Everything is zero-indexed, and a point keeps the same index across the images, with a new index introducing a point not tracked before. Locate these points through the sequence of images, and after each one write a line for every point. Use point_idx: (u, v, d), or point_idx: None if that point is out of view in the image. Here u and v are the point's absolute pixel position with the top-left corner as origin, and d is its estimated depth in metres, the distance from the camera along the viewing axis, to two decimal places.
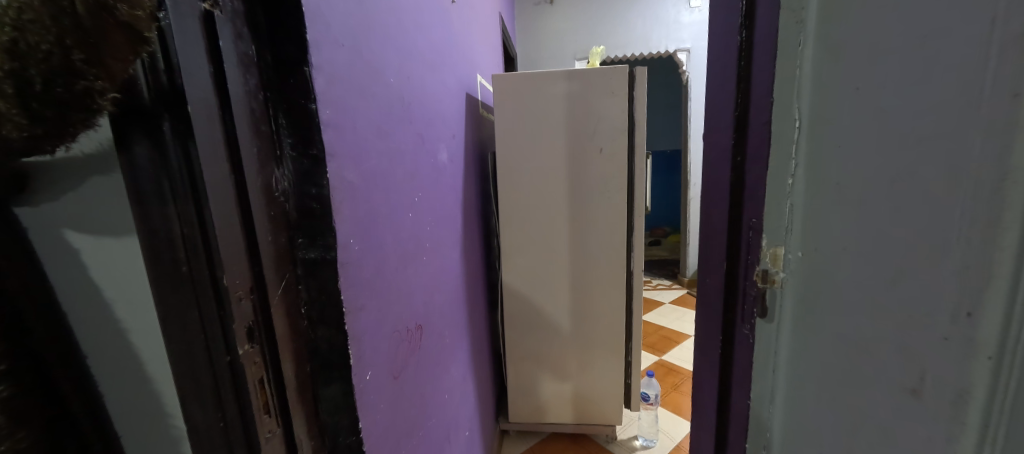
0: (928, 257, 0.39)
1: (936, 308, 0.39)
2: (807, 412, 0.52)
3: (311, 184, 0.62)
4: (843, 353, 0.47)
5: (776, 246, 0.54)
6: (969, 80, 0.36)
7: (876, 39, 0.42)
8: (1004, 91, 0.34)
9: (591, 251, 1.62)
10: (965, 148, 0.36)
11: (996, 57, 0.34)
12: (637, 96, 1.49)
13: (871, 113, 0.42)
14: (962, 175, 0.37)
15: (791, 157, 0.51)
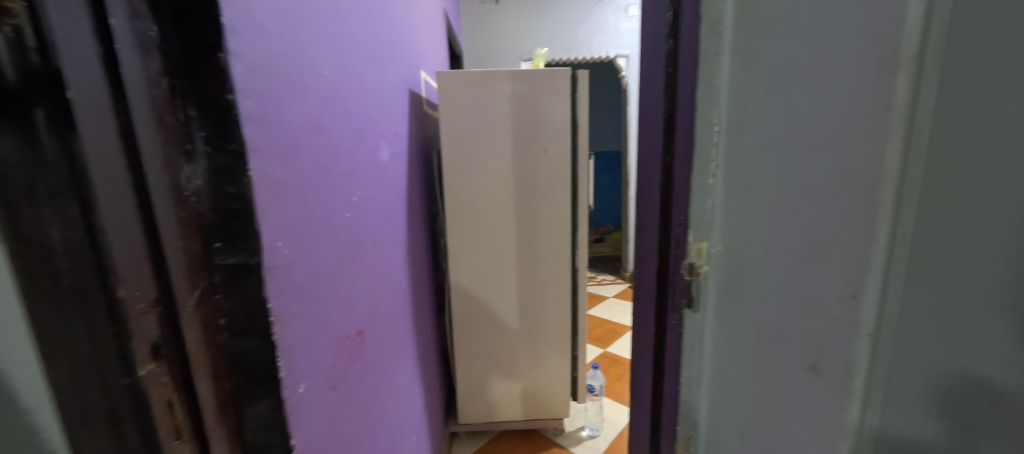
0: (823, 247, 0.44)
1: (828, 293, 0.44)
2: (729, 392, 0.57)
3: (230, 183, 0.58)
4: (757, 338, 0.51)
5: (699, 241, 0.57)
6: (854, 92, 0.41)
7: (784, 53, 0.46)
8: (880, 102, 0.39)
9: (537, 249, 1.64)
10: (852, 152, 0.41)
11: (875, 71, 0.39)
12: (580, 98, 1.53)
13: (779, 119, 0.47)
14: (852, 174, 0.42)
15: (712, 158, 0.55)
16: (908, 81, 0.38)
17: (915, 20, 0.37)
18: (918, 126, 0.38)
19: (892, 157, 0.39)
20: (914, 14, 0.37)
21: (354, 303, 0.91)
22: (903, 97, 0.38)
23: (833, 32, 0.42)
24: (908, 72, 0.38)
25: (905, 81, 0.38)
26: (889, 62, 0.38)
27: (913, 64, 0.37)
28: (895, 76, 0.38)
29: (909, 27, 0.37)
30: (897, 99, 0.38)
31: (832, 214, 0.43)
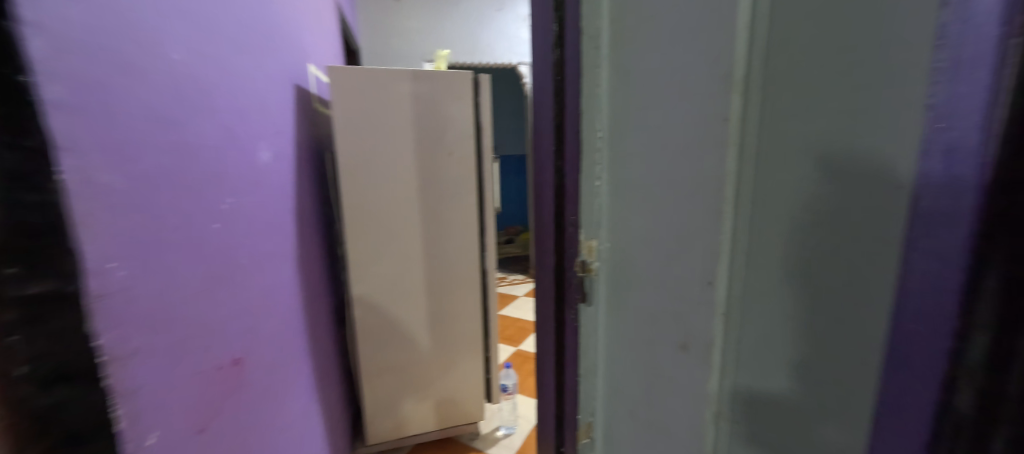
0: (691, 238, 0.51)
1: (692, 280, 0.51)
2: (624, 373, 0.62)
3: (27, 190, 0.45)
4: (642, 321, 0.58)
5: (590, 239, 0.61)
6: (704, 104, 0.48)
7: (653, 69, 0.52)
8: (721, 114, 0.46)
9: (443, 252, 1.62)
10: (705, 157, 0.48)
11: (719, 87, 0.46)
12: (482, 102, 1.54)
13: (651, 128, 0.53)
14: (706, 176, 0.48)
15: (597, 162, 0.59)
16: (739, 97, 0.45)
17: (741, 47, 0.44)
18: (750, 132, 0.46)
19: (731, 162, 0.46)
20: (740, 42, 0.44)
21: (227, 328, 0.83)
22: (739, 111, 0.45)
23: (688, 52, 0.48)
24: (739, 89, 0.45)
25: (737, 97, 0.45)
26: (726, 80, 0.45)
27: (741, 83, 0.45)
28: (731, 92, 0.45)
29: (737, 52, 0.44)
30: (733, 112, 0.45)
31: (694, 209, 0.50)
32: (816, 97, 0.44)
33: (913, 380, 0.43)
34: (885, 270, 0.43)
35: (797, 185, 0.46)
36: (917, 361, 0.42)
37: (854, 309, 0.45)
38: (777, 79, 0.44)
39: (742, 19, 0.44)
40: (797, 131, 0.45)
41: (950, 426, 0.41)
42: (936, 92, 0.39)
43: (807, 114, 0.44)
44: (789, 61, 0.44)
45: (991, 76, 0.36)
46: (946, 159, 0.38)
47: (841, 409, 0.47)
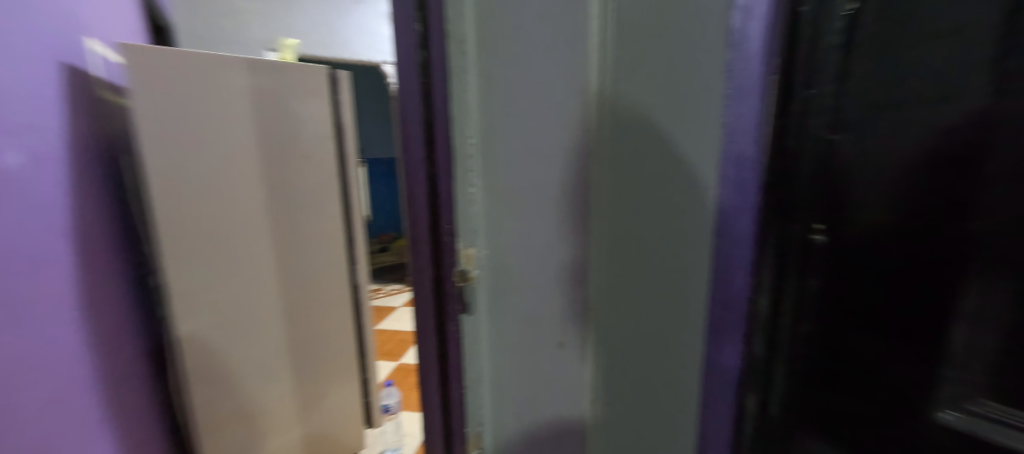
0: (562, 234, 0.55)
1: (568, 276, 0.56)
2: (510, 377, 0.63)
3: None
4: (526, 323, 0.59)
5: (467, 247, 0.59)
6: (568, 114, 0.52)
7: (523, 77, 0.53)
8: (586, 124, 0.51)
9: (303, 270, 1.45)
10: (574, 163, 0.53)
11: (583, 101, 0.51)
12: (341, 101, 1.46)
13: (522, 134, 0.54)
14: (574, 182, 0.53)
15: (471, 168, 0.57)
16: (596, 105, 0.50)
17: (596, 60, 0.50)
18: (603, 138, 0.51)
19: (596, 168, 0.52)
20: (595, 58, 0.50)
21: None
22: (598, 118, 0.51)
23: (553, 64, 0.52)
24: (596, 98, 0.50)
25: (595, 105, 0.50)
26: (582, 90, 0.51)
27: (597, 93, 0.50)
28: (588, 100, 0.50)
29: (592, 65, 0.50)
30: (591, 118, 0.51)
31: (563, 207, 0.54)
32: (647, 109, 0.50)
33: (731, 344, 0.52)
34: (701, 255, 0.51)
35: (636, 184, 0.52)
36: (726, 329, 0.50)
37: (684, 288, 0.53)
38: (623, 89, 0.50)
39: (595, 37, 0.49)
40: (635, 136, 0.51)
41: (746, 382, 0.50)
42: (728, 112, 0.47)
43: (644, 124, 0.50)
44: (630, 74, 0.50)
45: (758, 100, 0.44)
46: (734, 167, 0.47)
47: (678, 376, 0.55)
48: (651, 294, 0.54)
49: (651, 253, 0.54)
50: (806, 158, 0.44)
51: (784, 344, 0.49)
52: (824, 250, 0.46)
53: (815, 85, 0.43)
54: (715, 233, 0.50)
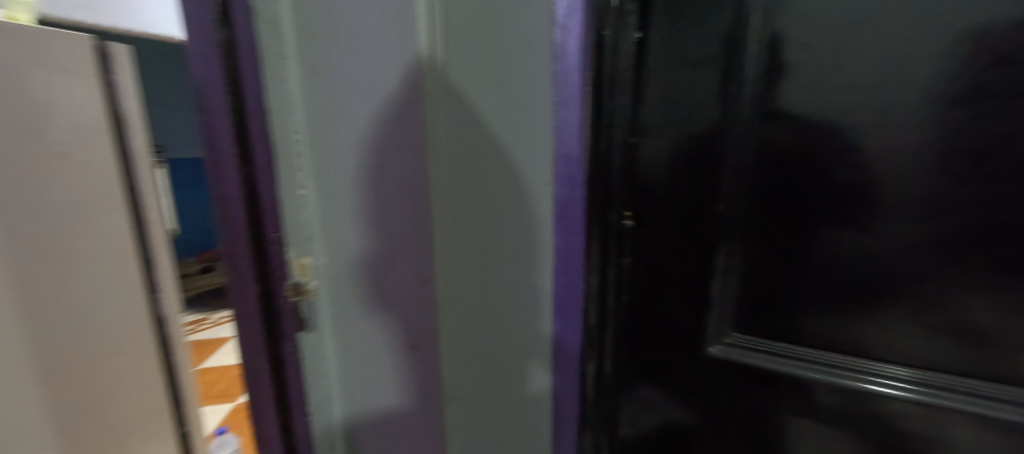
0: (405, 238, 0.48)
1: (414, 287, 0.49)
2: (360, 396, 0.56)
3: None
4: (370, 338, 0.53)
5: (302, 255, 0.51)
6: (404, 106, 0.45)
7: (352, 68, 0.46)
8: (420, 117, 0.44)
9: (71, 313, 1.01)
10: (415, 162, 0.46)
11: (414, 87, 0.44)
12: (119, 82, 1.03)
13: (351, 131, 0.47)
14: (415, 180, 0.46)
15: (298, 168, 0.50)
16: (431, 90, 0.44)
17: (425, 39, 0.42)
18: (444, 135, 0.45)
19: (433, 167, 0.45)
20: (423, 35, 0.42)
21: None
22: (435, 105, 0.44)
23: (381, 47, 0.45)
24: (431, 83, 0.43)
25: (430, 91, 0.43)
26: (415, 72, 0.43)
27: (431, 76, 0.43)
28: (423, 84, 0.43)
29: (421, 43, 0.42)
30: (429, 105, 0.44)
31: (404, 205, 0.47)
32: (474, 101, 0.48)
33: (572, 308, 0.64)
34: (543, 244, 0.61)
35: (479, 177, 0.50)
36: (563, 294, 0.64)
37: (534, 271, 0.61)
38: (456, 73, 0.45)
39: (422, 10, 0.42)
40: (471, 125, 0.48)
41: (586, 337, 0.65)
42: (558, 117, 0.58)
43: (478, 117, 0.49)
44: (464, 59, 0.46)
45: (578, 108, 0.58)
46: (563, 164, 0.60)
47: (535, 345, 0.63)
48: (501, 287, 0.56)
49: (495, 243, 0.54)
50: (614, 158, 0.61)
51: (611, 309, 0.66)
52: (630, 234, 0.65)
53: (615, 102, 0.59)
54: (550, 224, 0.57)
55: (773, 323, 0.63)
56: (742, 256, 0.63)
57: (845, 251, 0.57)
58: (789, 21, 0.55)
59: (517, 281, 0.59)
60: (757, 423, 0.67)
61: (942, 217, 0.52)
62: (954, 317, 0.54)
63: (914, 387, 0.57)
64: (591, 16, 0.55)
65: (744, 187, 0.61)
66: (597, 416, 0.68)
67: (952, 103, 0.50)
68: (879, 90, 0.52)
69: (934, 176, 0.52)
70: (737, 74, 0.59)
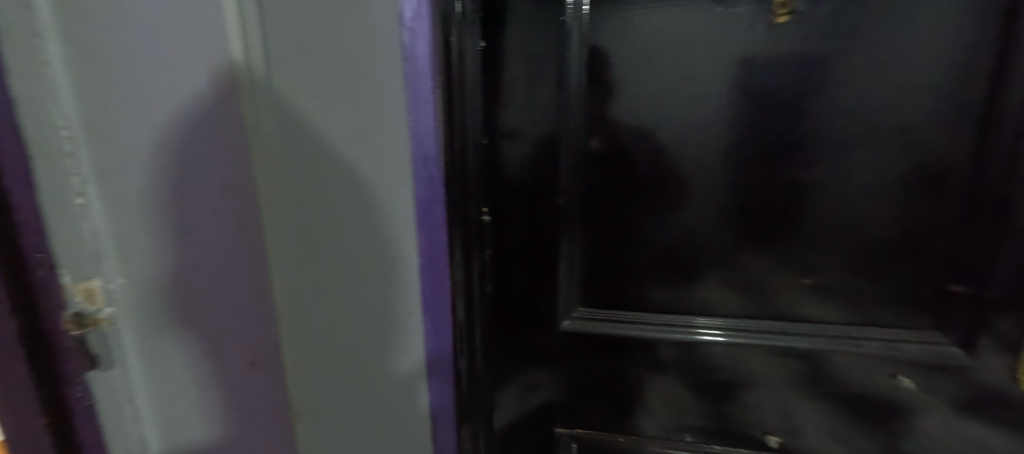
0: (229, 265, 0.41)
1: (249, 322, 0.42)
2: (187, 432, 0.47)
3: None
4: (197, 374, 0.45)
5: (88, 275, 0.40)
6: (213, 113, 0.36)
7: (132, 54, 0.36)
8: (238, 130, 0.36)
9: None
10: (235, 180, 0.38)
11: (228, 95, 0.35)
12: None
13: (143, 129, 0.38)
14: (237, 201, 0.38)
15: (74, 171, 0.39)
16: (251, 99, 0.36)
17: (235, 38, 0.34)
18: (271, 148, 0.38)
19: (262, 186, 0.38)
20: (234, 34, 0.33)
21: None
22: (258, 116, 0.36)
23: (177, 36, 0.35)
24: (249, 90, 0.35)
25: (248, 99, 0.35)
26: (226, 76, 0.35)
27: (249, 83, 0.35)
28: (239, 90, 0.35)
29: (232, 43, 0.34)
30: (250, 117, 0.36)
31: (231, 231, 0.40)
32: (309, 106, 0.42)
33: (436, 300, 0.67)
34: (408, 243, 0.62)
35: (318, 189, 0.45)
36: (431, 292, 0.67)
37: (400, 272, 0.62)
38: (279, 75, 0.38)
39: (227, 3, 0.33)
40: (303, 134, 0.42)
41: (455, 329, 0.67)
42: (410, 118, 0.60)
43: (312, 124, 0.42)
44: (286, 59, 0.39)
45: (431, 110, 0.61)
46: (422, 166, 0.62)
47: (404, 344, 0.63)
48: (355, 300, 0.53)
49: (342, 252, 0.50)
50: (469, 158, 0.61)
51: (478, 304, 0.67)
52: (490, 230, 0.66)
53: (465, 106, 0.59)
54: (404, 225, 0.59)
55: (617, 295, 0.69)
56: (585, 239, 0.68)
57: (664, 236, 0.65)
58: (608, 30, 0.59)
59: (371, 289, 0.56)
60: (611, 383, 0.73)
61: (733, 191, 0.62)
62: (749, 286, 0.66)
63: (722, 332, 0.67)
64: (434, 20, 0.57)
65: (580, 176, 0.65)
66: (473, 413, 0.70)
67: (731, 115, 0.59)
68: (685, 99, 0.60)
69: (723, 163, 0.61)
70: (567, 78, 0.62)
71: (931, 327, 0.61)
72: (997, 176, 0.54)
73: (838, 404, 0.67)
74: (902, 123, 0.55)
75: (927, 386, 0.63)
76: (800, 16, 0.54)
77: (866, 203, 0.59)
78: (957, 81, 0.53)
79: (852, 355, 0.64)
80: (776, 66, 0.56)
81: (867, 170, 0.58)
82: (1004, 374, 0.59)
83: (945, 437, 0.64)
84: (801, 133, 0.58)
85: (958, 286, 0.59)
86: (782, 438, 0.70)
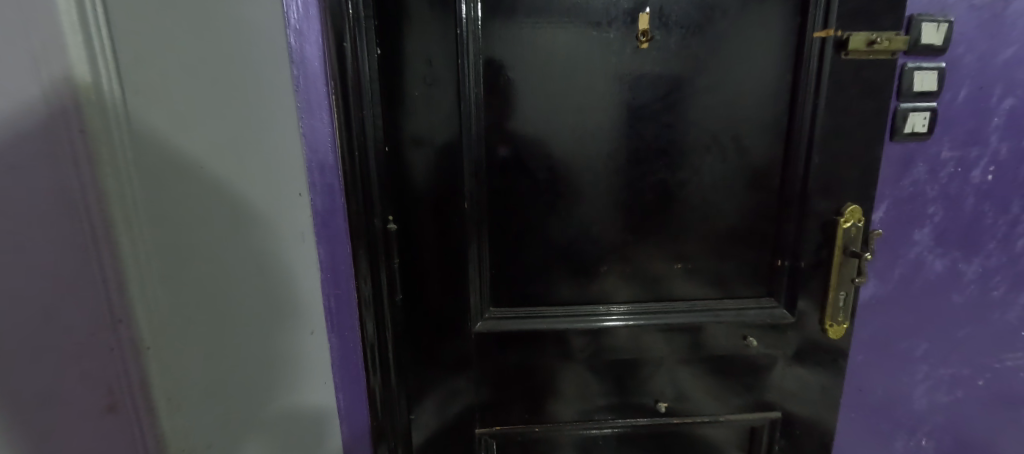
0: (86, 322, 0.31)
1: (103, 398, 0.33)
2: None
3: None
4: None
5: None
6: (53, 146, 0.28)
7: None
8: (84, 161, 0.29)
9: None
10: (75, 219, 0.29)
11: (78, 121, 0.28)
12: None
13: None
14: (92, 247, 0.30)
15: None
16: (102, 123, 0.29)
17: (78, 53, 0.27)
18: (128, 170, 0.31)
19: (122, 212, 0.31)
20: (74, 46, 0.27)
21: None
22: (109, 139, 0.29)
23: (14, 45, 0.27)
24: (99, 115, 0.29)
25: (98, 122, 0.29)
26: (70, 101, 0.28)
27: (100, 108, 0.29)
28: (79, 108, 0.28)
29: (75, 60, 0.27)
30: (98, 137, 0.29)
31: (66, 280, 0.30)
32: (178, 123, 0.36)
33: (341, 311, 0.68)
34: (310, 256, 0.63)
35: (196, 214, 0.39)
36: (334, 304, 0.67)
37: (295, 288, 0.59)
38: (133, 90, 0.31)
39: (66, 16, 0.27)
40: (172, 156, 0.35)
41: (365, 331, 0.69)
42: (303, 125, 0.61)
43: (185, 145, 0.37)
44: (146, 74, 0.33)
45: (326, 115, 0.61)
46: (319, 174, 0.63)
47: (303, 360, 0.62)
48: (245, 332, 0.47)
49: (228, 281, 0.44)
50: (370, 166, 0.63)
51: (386, 313, 0.69)
52: (395, 238, 0.67)
53: (364, 112, 0.61)
54: (294, 241, 0.59)
55: (523, 292, 0.73)
56: (491, 241, 0.71)
57: (559, 236, 0.71)
58: (500, 44, 0.64)
59: (262, 318, 0.51)
60: (524, 377, 0.77)
61: (616, 189, 0.70)
62: (632, 272, 0.74)
63: (627, 316, 0.75)
64: (325, 25, 0.59)
65: (481, 182, 0.68)
66: (386, 419, 0.73)
67: (608, 124, 0.67)
68: (573, 109, 0.66)
69: (605, 164, 0.69)
70: (464, 88, 0.63)
71: (766, 294, 0.77)
72: (800, 173, 0.70)
73: (706, 368, 0.79)
74: (735, 132, 0.69)
75: (768, 343, 0.78)
76: (657, 43, 0.65)
77: (712, 196, 0.71)
78: (770, 99, 0.68)
79: (715, 323, 0.76)
80: (642, 84, 0.66)
81: (711, 171, 0.70)
82: (817, 326, 0.77)
83: (783, 382, 0.80)
84: (664, 140, 0.69)
85: (781, 260, 0.74)
86: (669, 403, 0.81)
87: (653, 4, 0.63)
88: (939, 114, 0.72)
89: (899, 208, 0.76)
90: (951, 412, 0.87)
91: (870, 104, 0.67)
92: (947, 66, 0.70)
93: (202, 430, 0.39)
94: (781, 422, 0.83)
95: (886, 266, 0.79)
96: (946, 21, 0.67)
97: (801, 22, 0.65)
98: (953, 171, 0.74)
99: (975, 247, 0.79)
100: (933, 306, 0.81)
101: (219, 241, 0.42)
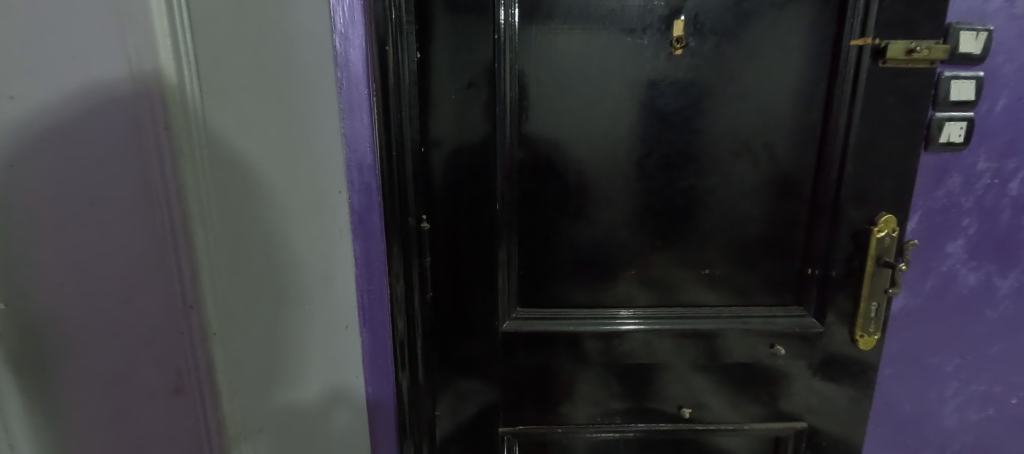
0: (167, 308, 0.34)
1: (170, 380, 0.35)
2: None
3: None
4: (101, 437, 0.37)
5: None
6: (142, 143, 0.30)
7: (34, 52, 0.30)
8: (165, 156, 0.31)
9: None
10: (157, 210, 0.32)
11: (164, 117, 0.30)
12: None
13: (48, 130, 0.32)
14: (169, 238, 0.32)
15: None
16: (183, 122, 0.31)
17: (167, 57, 0.29)
18: (202, 164, 0.32)
19: (197, 203, 0.32)
20: (163, 51, 0.29)
21: None
22: (189, 137, 0.31)
23: (114, 47, 0.29)
24: (181, 114, 0.30)
25: (180, 120, 0.30)
26: (157, 101, 0.30)
27: (182, 106, 0.30)
28: (166, 106, 0.30)
29: (165, 64, 0.29)
30: (179, 135, 0.31)
31: (148, 267, 0.33)
32: (244, 121, 0.38)
33: (372, 309, 0.69)
34: (347, 252, 0.65)
35: (257, 210, 0.40)
36: (366, 301, 0.68)
37: (331, 282, 0.60)
38: (208, 90, 0.33)
39: (158, 22, 0.29)
40: (238, 154, 0.37)
41: (395, 327, 0.70)
42: (344, 125, 0.62)
43: (247, 144, 0.38)
44: (219, 75, 0.34)
45: (364, 116, 0.62)
46: (357, 172, 0.64)
47: (338, 354, 0.63)
48: (291, 326, 0.49)
49: (280, 275, 0.45)
50: (407, 166, 0.65)
51: (417, 310, 0.71)
52: (428, 237, 0.70)
53: (402, 113, 0.63)
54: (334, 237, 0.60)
55: (550, 294, 0.74)
56: (520, 243, 0.72)
57: (587, 239, 0.72)
58: (536, 50, 0.65)
59: (304, 311, 0.52)
60: (548, 379, 0.78)
61: (645, 194, 0.71)
62: (660, 276, 0.74)
63: (651, 322, 0.75)
64: (370, 27, 0.60)
65: (513, 183, 0.69)
66: (412, 416, 0.74)
67: (638, 129, 0.68)
68: (605, 112, 0.67)
69: (634, 168, 0.70)
70: (499, 92, 0.65)
71: (794, 303, 0.76)
72: (832, 181, 0.69)
73: (730, 375, 0.79)
74: (768, 139, 0.69)
75: (795, 353, 0.77)
76: (692, 49, 0.65)
77: (742, 203, 0.71)
78: (802, 107, 0.68)
79: (741, 330, 0.76)
80: (674, 90, 0.67)
81: (742, 176, 0.70)
82: (846, 336, 0.76)
83: (810, 393, 0.79)
84: (694, 146, 0.69)
85: (811, 268, 0.74)
86: (692, 410, 0.80)
87: (688, 11, 0.64)
88: (976, 124, 0.70)
89: (933, 219, 0.74)
90: (982, 430, 0.85)
91: (907, 113, 0.67)
92: (985, 76, 0.69)
93: (251, 418, 0.40)
94: (807, 433, 0.82)
95: (918, 278, 0.78)
96: (986, 30, 0.66)
97: (837, 31, 0.65)
98: (990, 183, 0.73)
99: (1011, 261, 0.77)
100: (967, 320, 0.80)
101: (274, 236, 0.44)
